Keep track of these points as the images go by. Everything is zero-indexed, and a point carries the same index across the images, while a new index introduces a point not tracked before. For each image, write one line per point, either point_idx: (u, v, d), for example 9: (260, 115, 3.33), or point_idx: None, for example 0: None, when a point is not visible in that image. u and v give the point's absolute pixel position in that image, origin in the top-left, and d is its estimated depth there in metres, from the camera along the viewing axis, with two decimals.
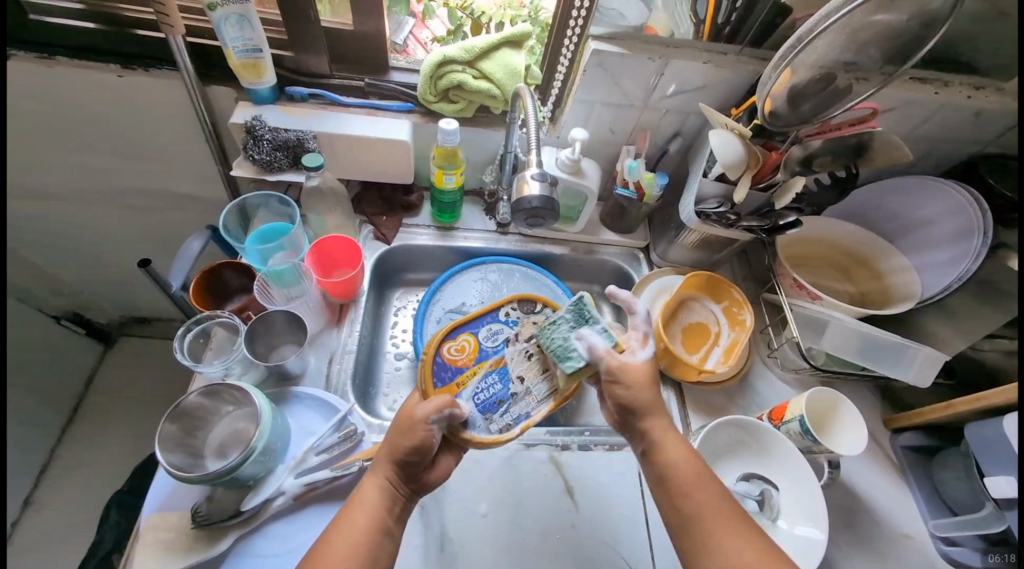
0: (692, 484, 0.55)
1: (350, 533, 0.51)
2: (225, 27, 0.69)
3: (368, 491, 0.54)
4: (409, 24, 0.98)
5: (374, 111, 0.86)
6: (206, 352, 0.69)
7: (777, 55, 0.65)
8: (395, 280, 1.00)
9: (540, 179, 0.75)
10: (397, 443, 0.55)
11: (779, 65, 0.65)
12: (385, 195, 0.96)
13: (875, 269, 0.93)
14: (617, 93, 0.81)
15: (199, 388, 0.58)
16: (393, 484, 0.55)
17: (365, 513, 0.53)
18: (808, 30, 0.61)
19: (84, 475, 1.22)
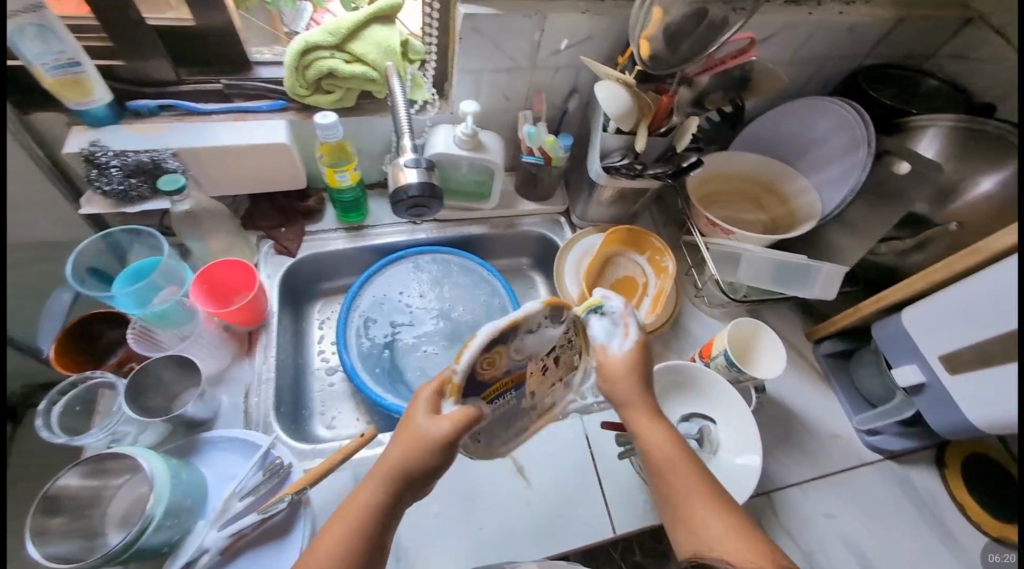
0: (677, 464, 0.54)
1: (331, 550, 0.47)
2: (24, 43, 0.58)
3: (362, 500, 0.49)
4: (307, 10, 0.85)
5: (241, 114, 0.76)
6: (88, 421, 0.61)
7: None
8: (312, 293, 0.94)
9: (415, 164, 0.69)
10: (415, 459, 0.47)
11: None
12: (279, 205, 0.88)
13: (780, 195, 0.96)
14: (501, 57, 0.76)
15: (74, 467, 0.51)
16: (393, 491, 0.49)
17: (359, 520, 0.48)
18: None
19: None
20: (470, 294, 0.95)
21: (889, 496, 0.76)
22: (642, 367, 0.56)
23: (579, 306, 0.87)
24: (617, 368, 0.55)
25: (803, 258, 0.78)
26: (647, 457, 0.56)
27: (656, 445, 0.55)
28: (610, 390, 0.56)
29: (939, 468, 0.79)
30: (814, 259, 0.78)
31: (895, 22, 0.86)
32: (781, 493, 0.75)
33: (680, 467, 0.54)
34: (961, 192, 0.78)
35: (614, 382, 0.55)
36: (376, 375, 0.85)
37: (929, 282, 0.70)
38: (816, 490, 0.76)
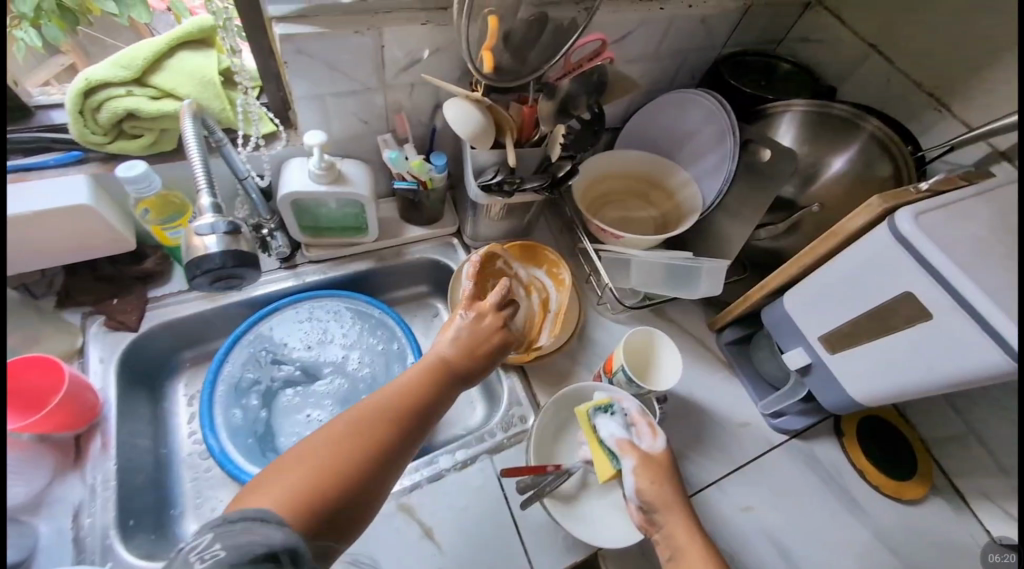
0: None
1: (380, 410, 0.52)
2: None
3: (401, 384, 0.56)
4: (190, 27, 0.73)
5: (18, 174, 0.62)
6: None
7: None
8: (171, 367, 0.80)
9: (212, 231, 0.58)
10: (454, 341, 0.62)
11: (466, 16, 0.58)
12: (105, 273, 0.74)
13: (668, 190, 0.96)
14: (342, 79, 0.68)
15: None
16: (436, 384, 0.58)
17: (398, 392, 0.55)
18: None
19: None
20: (364, 337, 0.86)
21: (797, 474, 0.79)
22: (665, 473, 0.62)
23: None
24: (650, 467, 0.62)
25: (684, 254, 0.78)
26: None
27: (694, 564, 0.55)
28: (645, 492, 0.60)
29: (839, 437, 0.82)
30: (691, 255, 0.78)
31: (743, 11, 0.88)
32: (698, 496, 0.74)
33: None
34: (818, 176, 0.82)
35: (655, 484, 0.60)
36: (247, 446, 0.74)
37: (801, 267, 0.71)
38: (731, 484, 0.76)
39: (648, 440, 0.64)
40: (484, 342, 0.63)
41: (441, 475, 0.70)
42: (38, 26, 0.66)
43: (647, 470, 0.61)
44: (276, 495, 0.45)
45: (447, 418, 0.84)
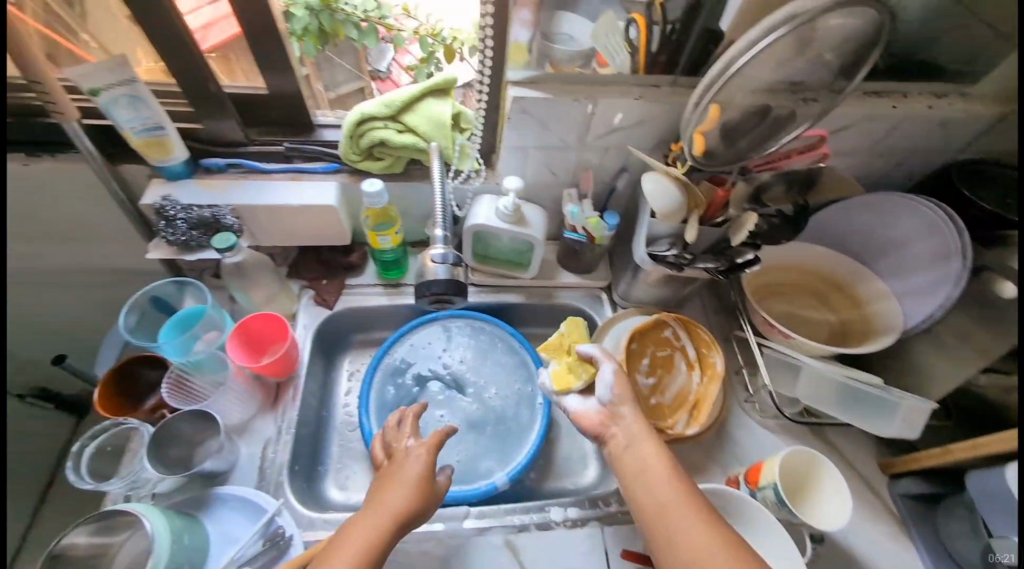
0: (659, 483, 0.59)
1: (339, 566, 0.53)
2: (117, 111, 0.64)
3: (355, 538, 0.55)
4: (389, 51, 1.04)
5: (298, 175, 0.81)
6: (113, 467, 0.63)
7: (703, 83, 0.57)
8: (345, 344, 0.94)
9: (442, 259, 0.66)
10: (402, 495, 0.59)
11: (700, 104, 0.58)
12: (323, 258, 0.90)
13: (854, 297, 0.86)
14: (549, 137, 0.75)
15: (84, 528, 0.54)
16: (390, 532, 0.57)
17: (352, 547, 0.55)
18: (732, 58, 0.54)
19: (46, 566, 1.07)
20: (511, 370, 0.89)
21: None
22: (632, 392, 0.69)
23: None
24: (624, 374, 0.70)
25: (875, 380, 0.68)
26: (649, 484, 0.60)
27: (658, 472, 0.61)
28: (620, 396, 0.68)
29: None
30: (885, 388, 0.68)
31: (997, 119, 0.76)
32: None
33: (664, 495, 0.58)
34: None
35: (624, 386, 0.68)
36: (387, 419, 0.83)
37: None
38: None
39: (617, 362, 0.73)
40: (418, 486, 0.61)
41: (550, 526, 0.71)
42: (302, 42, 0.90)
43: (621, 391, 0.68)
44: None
45: (560, 469, 0.85)
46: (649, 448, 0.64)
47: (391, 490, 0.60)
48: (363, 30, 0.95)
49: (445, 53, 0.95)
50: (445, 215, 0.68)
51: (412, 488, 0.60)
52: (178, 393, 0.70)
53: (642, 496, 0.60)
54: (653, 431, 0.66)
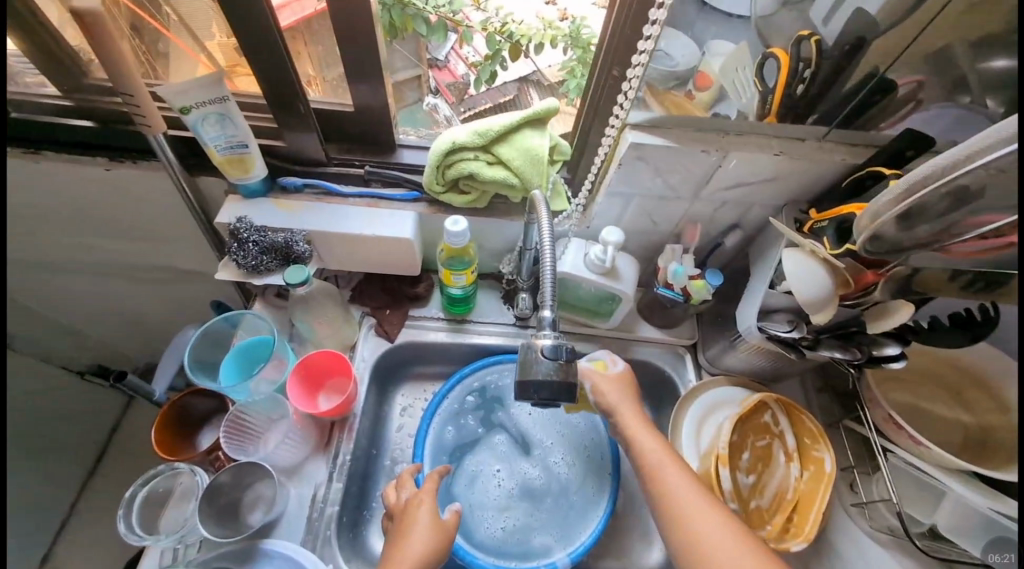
0: (655, 458, 0.60)
1: None
2: (203, 128, 0.60)
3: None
4: (450, 40, 0.86)
5: (376, 201, 0.75)
6: (163, 515, 0.61)
7: (925, 168, 0.46)
8: (403, 374, 0.87)
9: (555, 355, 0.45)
10: (421, 542, 0.56)
11: (907, 194, 0.48)
12: (389, 286, 0.84)
13: (998, 400, 0.70)
14: (659, 186, 0.66)
15: None
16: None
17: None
18: (978, 145, 0.43)
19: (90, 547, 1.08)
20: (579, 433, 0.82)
21: None
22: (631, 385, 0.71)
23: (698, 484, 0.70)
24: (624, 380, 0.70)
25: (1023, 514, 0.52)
26: (647, 471, 0.60)
27: (649, 447, 0.62)
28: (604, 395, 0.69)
29: None
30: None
31: None
32: None
33: (661, 462, 0.60)
34: None
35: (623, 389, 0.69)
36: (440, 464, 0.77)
37: None
38: None
39: (612, 367, 0.72)
40: (439, 526, 0.59)
41: None
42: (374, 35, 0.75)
43: (612, 392, 0.68)
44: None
45: (623, 548, 0.77)
46: (648, 436, 0.63)
47: (408, 540, 0.57)
48: (431, 25, 0.81)
49: (513, 51, 0.85)
50: (553, 278, 0.52)
51: (431, 527, 0.58)
52: (235, 433, 0.66)
53: (645, 467, 0.61)
54: (651, 423, 0.66)
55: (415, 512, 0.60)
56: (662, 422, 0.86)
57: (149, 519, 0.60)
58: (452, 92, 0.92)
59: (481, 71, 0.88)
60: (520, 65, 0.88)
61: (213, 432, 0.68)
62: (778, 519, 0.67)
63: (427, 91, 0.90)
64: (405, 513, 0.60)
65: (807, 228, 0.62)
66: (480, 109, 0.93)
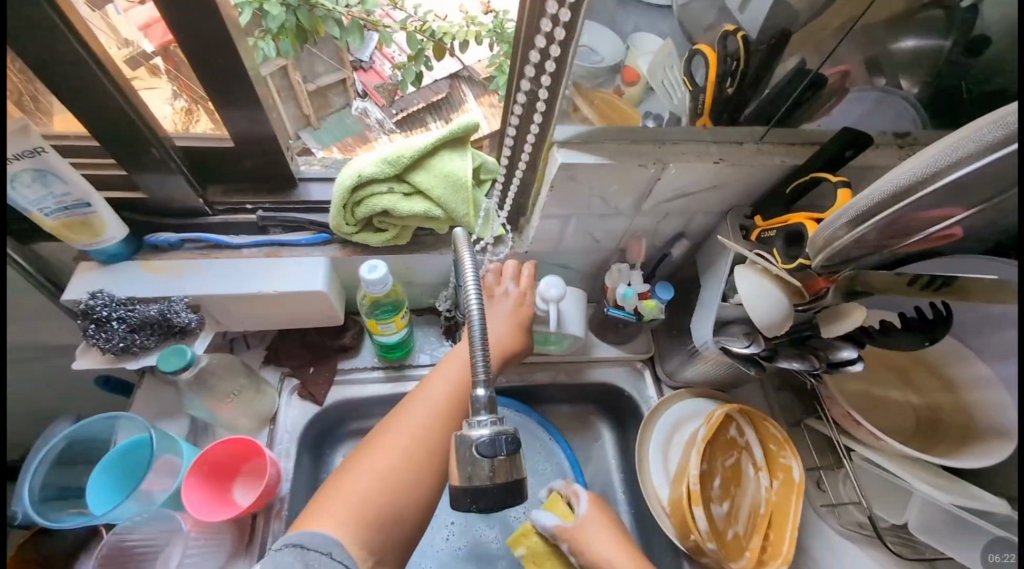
0: (615, 553, 0.59)
1: (399, 441, 0.51)
2: (15, 190, 0.46)
3: (436, 386, 0.56)
4: (373, 40, 0.77)
5: (274, 249, 0.63)
6: None
7: (883, 190, 0.42)
8: (337, 436, 0.75)
9: (490, 450, 0.34)
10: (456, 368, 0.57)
11: (861, 220, 0.44)
12: (310, 340, 0.73)
13: (945, 379, 0.71)
14: (598, 204, 0.60)
15: None
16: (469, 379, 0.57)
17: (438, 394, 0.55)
18: (932, 170, 0.38)
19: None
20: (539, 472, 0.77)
21: None
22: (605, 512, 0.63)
23: (672, 516, 0.66)
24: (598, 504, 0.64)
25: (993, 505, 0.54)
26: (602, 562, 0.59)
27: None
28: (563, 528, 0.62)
29: None
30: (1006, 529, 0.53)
31: None
32: None
33: (613, 551, 0.59)
34: None
35: (598, 511, 0.63)
36: None
37: None
38: None
39: (577, 505, 0.63)
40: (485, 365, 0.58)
41: None
42: (275, 40, 0.67)
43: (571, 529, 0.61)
44: (362, 485, 0.47)
45: None
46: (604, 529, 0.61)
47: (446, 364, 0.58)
48: (345, 27, 0.71)
49: (438, 51, 0.75)
50: (482, 320, 0.39)
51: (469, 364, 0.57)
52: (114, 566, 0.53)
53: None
54: (610, 516, 0.63)
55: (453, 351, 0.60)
56: (629, 445, 0.81)
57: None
58: (382, 95, 0.83)
59: (405, 71, 0.76)
60: (446, 63, 0.78)
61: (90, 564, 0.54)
62: (752, 535, 0.64)
63: (354, 94, 0.85)
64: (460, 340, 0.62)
65: (753, 236, 0.58)
66: (413, 110, 0.82)
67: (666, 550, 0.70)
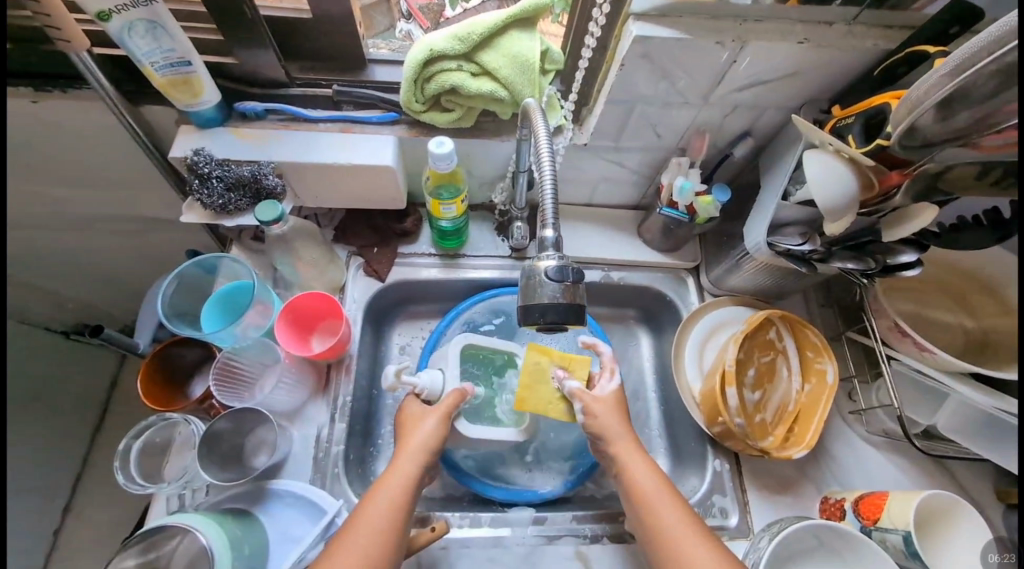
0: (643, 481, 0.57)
1: (373, 523, 0.52)
2: (132, 40, 0.51)
3: (396, 478, 0.56)
4: None
5: (348, 125, 0.67)
6: (163, 465, 0.61)
7: (995, 31, 0.41)
8: (395, 315, 0.83)
9: (558, 276, 0.44)
10: (428, 431, 0.60)
11: (958, 73, 0.43)
12: (375, 223, 0.79)
13: (1005, 303, 0.67)
14: (667, 89, 0.59)
15: (132, 546, 0.50)
16: (416, 468, 0.57)
17: (387, 499, 0.54)
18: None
19: (105, 498, 0.95)
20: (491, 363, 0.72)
21: None
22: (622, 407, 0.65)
23: (703, 406, 0.70)
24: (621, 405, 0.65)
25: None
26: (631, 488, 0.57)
27: (640, 471, 0.58)
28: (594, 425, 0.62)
29: None
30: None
31: None
32: None
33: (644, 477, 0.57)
34: None
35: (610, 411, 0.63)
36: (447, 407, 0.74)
37: None
38: None
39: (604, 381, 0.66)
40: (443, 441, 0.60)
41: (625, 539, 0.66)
42: None
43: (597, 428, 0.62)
44: None
45: None
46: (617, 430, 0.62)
47: (410, 436, 0.60)
48: None
49: None
50: (555, 195, 0.46)
51: (436, 435, 0.60)
52: (225, 381, 0.66)
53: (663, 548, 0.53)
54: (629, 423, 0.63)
55: (419, 413, 0.62)
56: (664, 347, 0.85)
57: (151, 469, 0.60)
58: (426, 16, 0.74)
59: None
60: None
61: (204, 381, 0.68)
62: (777, 424, 0.69)
63: (398, 15, 0.75)
64: (414, 408, 0.63)
65: (827, 127, 0.56)
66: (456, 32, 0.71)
67: (692, 436, 0.75)
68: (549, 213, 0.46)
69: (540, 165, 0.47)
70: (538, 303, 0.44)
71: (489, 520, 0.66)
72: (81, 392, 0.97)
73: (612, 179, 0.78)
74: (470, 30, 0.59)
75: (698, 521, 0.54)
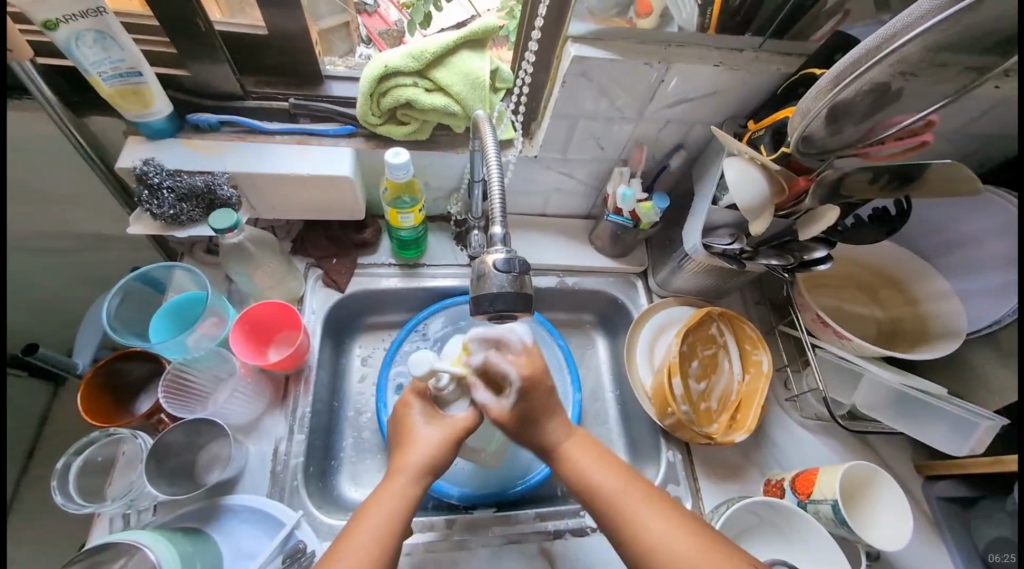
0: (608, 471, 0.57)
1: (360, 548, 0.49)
2: (80, 50, 0.51)
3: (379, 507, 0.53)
4: None
5: (306, 137, 0.69)
6: (105, 484, 0.58)
7: (857, 52, 0.48)
8: (355, 327, 0.83)
9: (505, 268, 0.48)
10: (424, 449, 0.59)
11: (834, 87, 0.50)
12: (334, 234, 0.80)
13: (908, 295, 0.75)
14: (605, 104, 0.64)
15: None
16: (415, 486, 0.56)
17: (376, 523, 0.52)
18: (906, 21, 0.45)
19: (34, 537, 0.88)
20: None
21: None
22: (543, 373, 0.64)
23: (654, 399, 0.74)
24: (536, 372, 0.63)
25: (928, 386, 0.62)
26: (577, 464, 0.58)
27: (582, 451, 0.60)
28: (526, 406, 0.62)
29: None
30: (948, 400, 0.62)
31: None
32: None
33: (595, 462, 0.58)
34: None
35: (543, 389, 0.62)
36: None
37: None
38: None
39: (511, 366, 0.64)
40: (436, 457, 0.59)
41: (587, 532, 0.68)
42: None
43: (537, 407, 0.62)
44: None
45: None
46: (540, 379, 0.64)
47: (409, 451, 0.59)
48: None
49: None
50: (503, 196, 0.50)
51: (428, 449, 0.58)
52: (176, 394, 0.64)
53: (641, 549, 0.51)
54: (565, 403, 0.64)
55: (416, 425, 0.62)
56: (619, 348, 0.90)
57: (91, 489, 0.57)
58: (386, 42, 0.77)
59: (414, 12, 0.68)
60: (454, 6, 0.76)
61: (151, 397, 0.66)
62: (720, 413, 0.74)
63: (358, 40, 0.78)
64: (411, 423, 0.62)
65: (745, 139, 0.64)
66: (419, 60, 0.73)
67: (646, 429, 0.79)
68: (499, 208, 0.50)
69: (490, 173, 0.51)
70: (483, 296, 0.48)
71: (453, 523, 0.67)
72: (8, 425, 0.90)
73: (564, 189, 0.83)
74: (425, 48, 0.63)
75: (676, 510, 0.53)
